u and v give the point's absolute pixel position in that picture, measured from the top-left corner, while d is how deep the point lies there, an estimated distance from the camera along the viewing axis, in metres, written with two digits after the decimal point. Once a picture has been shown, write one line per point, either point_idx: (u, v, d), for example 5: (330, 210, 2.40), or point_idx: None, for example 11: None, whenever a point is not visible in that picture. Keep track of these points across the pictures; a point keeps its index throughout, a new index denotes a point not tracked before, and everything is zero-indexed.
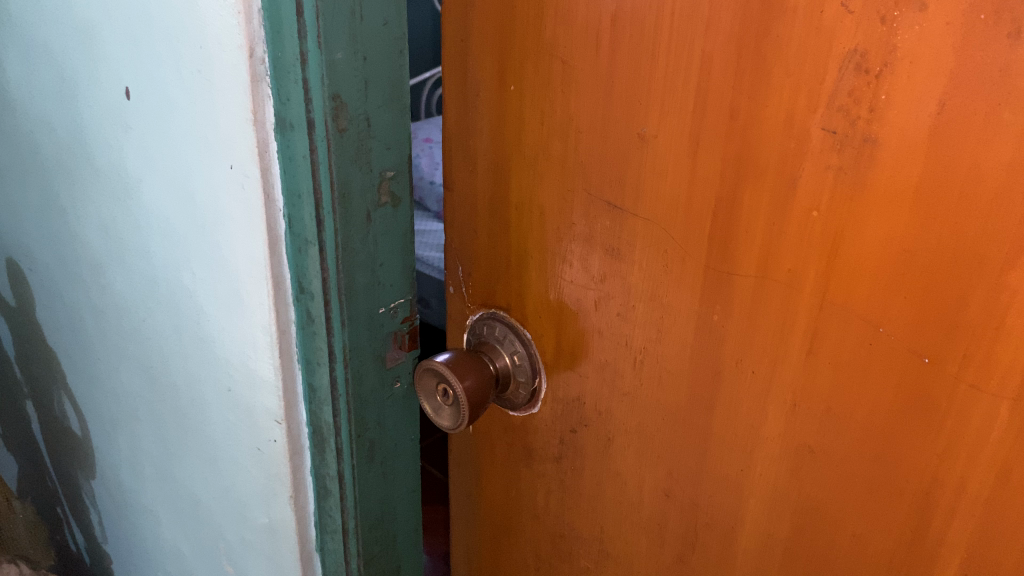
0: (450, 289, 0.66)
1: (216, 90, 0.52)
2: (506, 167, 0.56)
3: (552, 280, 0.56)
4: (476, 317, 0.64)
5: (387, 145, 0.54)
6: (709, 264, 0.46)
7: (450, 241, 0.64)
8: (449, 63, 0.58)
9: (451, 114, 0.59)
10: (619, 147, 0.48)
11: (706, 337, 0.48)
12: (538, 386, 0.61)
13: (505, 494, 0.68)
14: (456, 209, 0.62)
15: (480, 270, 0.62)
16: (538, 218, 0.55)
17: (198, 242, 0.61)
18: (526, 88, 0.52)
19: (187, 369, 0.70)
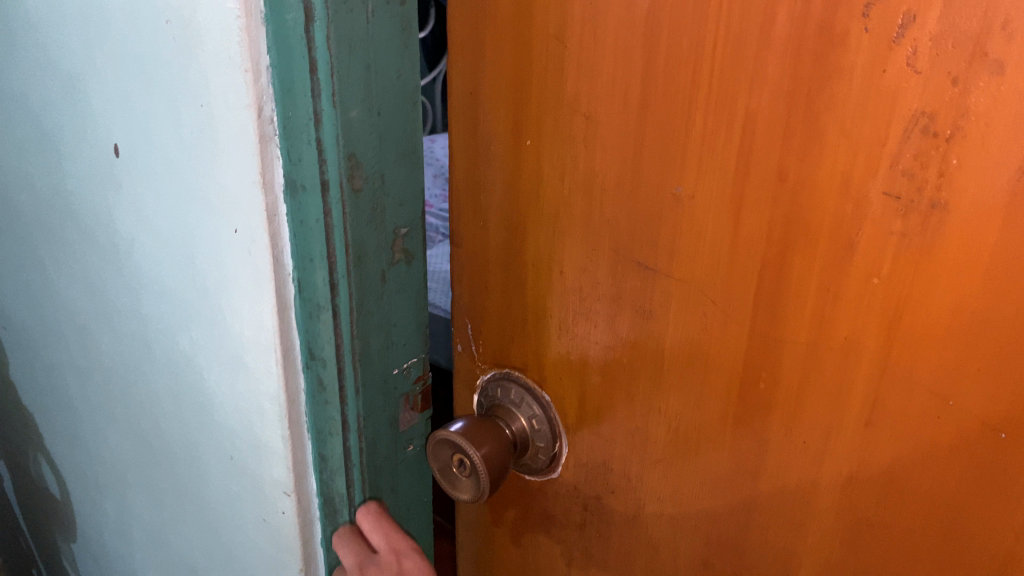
0: (458, 348, 0.63)
1: (221, 150, 0.49)
2: (521, 224, 0.53)
3: (574, 341, 0.53)
4: (487, 378, 0.61)
5: (400, 202, 0.52)
6: (754, 327, 0.43)
7: (458, 300, 0.61)
8: (456, 115, 0.55)
9: (458, 168, 0.56)
10: (651, 206, 0.45)
11: (751, 405, 0.45)
12: (558, 451, 0.57)
13: (521, 559, 0.65)
14: (463, 266, 0.59)
15: (491, 330, 0.59)
16: (558, 278, 0.52)
17: (198, 306, 0.58)
18: (543, 144, 0.49)
19: (183, 435, 0.67)
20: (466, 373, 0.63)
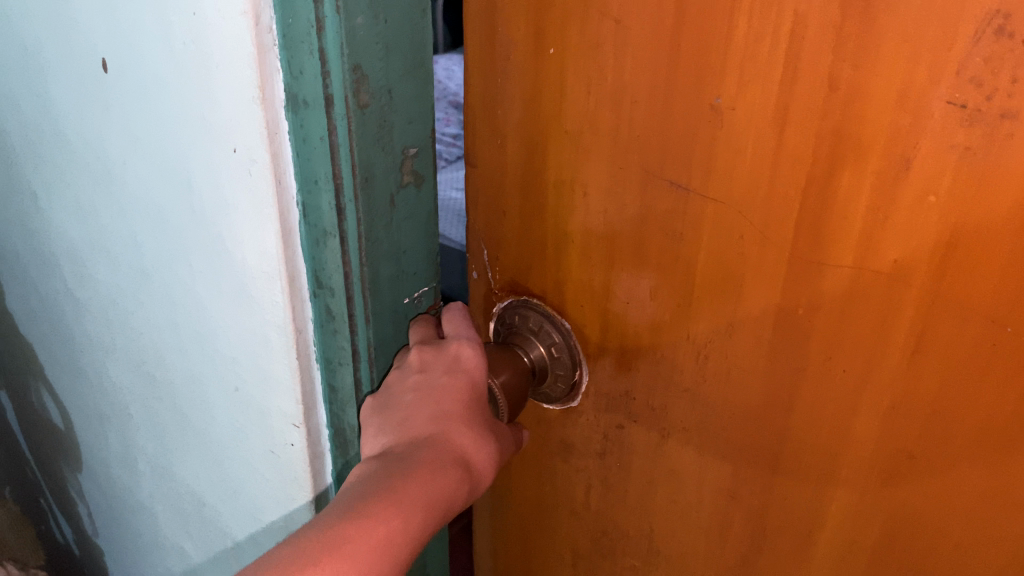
0: (473, 275, 0.61)
1: (215, 65, 0.45)
2: (540, 141, 0.50)
3: (596, 266, 0.50)
4: (504, 305, 0.58)
5: (409, 119, 0.48)
6: (795, 252, 0.40)
7: (473, 224, 0.58)
8: (470, 24, 0.51)
9: (473, 83, 0.53)
10: (685, 120, 0.42)
11: (788, 333, 0.43)
12: (578, 380, 0.55)
13: (537, 488, 0.63)
14: (478, 187, 0.56)
15: (509, 254, 0.56)
16: (580, 199, 0.49)
17: (196, 233, 0.55)
18: (567, 53, 0.46)
19: (185, 366, 0.65)
20: (481, 301, 0.61)
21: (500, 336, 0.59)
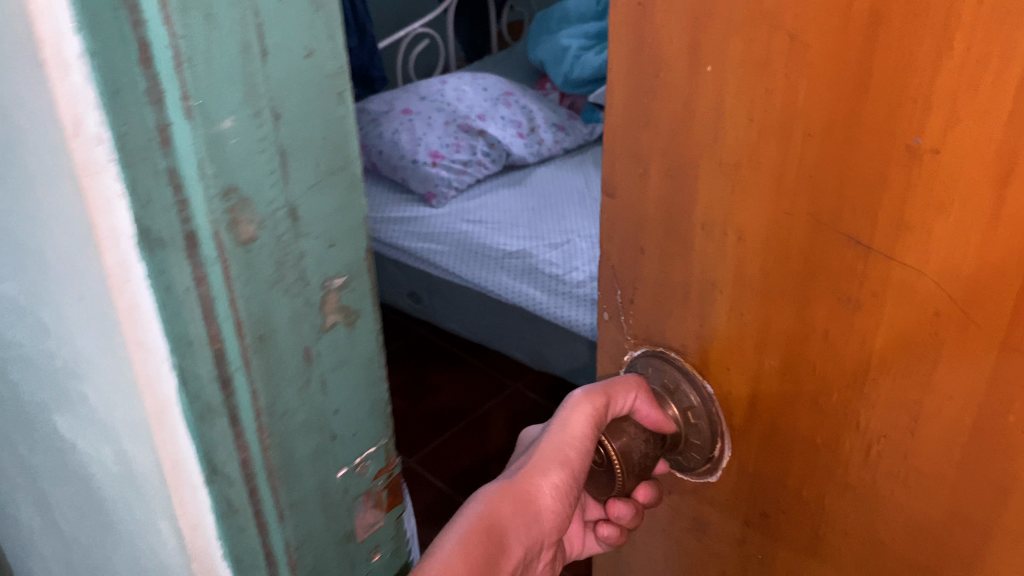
0: (602, 315, 0.52)
1: (41, 190, 0.37)
2: (690, 174, 0.41)
3: (745, 325, 0.42)
4: (639, 352, 0.50)
5: (331, 243, 0.42)
6: (1010, 341, 0.31)
7: (604, 258, 0.50)
8: (614, 32, 0.42)
9: (614, 102, 0.44)
10: (875, 162, 0.33)
11: (989, 441, 0.33)
12: (717, 454, 0.47)
13: (664, 561, 0.56)
14: (616, 221, 0.47)
15: (646, 300, 0.47)
16: (734, 246, 0.40)
17: (56, 388, 0.47)
18: (730, 71, 0.37)
19: (71, 521, 0.57)
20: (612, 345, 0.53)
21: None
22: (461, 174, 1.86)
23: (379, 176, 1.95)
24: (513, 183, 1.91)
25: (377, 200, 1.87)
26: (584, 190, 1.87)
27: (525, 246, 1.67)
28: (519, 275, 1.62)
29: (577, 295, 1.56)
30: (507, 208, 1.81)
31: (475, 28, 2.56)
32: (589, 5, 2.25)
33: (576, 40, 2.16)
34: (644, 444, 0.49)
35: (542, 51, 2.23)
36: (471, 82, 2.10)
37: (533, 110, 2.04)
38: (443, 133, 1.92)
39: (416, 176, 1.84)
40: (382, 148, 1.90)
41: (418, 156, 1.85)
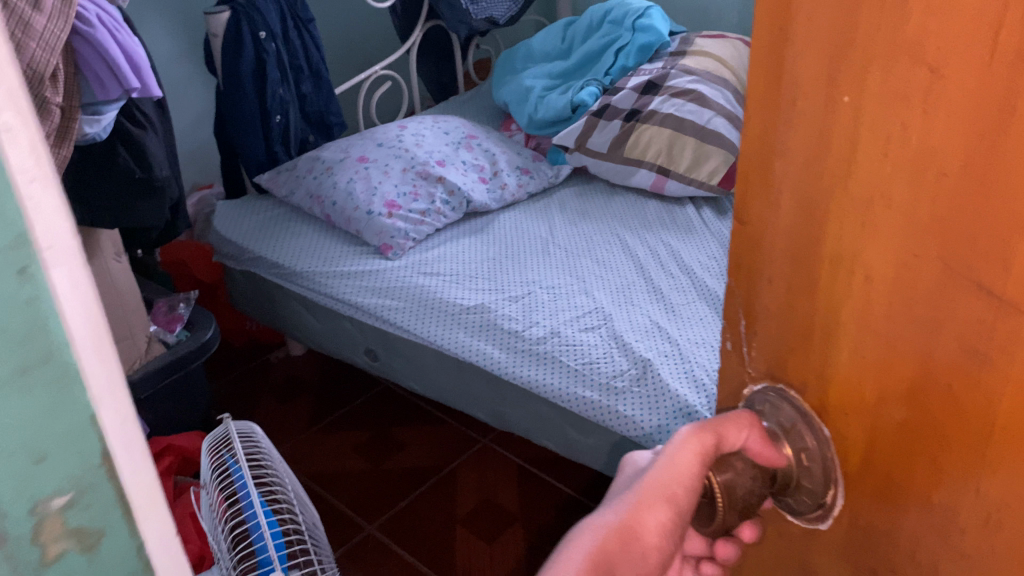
0: (726, 345, 0.50)
1: None
2: (821, 204, 0.39)
3: (867, 368, 0.39)
4: (757, 388, 0.47)
5: (38, 457, 0.31)
6: None
7: (733, 286, 0.48)
8: (756, 53, 0.40)
9: (751, 125, 0.42)
10: (1012, 211, 0.30)
11: None
12: (829, 502, 0.44)
13: None
14: (749, 249, 0.45)
15: (769, 334, 0.45)
16: (861, 284, 0.38)
17: None
18: (866, 103, 0.34)
19: None
20: (730, 378, 0.50)
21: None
22: (420, 224, 1.61)
23: (327, 227, 1.67)
24: (475, 232, 1.66)
25: (317, 254, 1.59)
26: (551, 236, 1.63)
27: (483, 299, 1.41)
28: (476, 331, 1.36)
29: (541, 352, 1.29)
30: (467, 257, 1.56)
31: (441, 66, 2.29)
32: (554, 43, 2.13)
33: (538, 81, 2.03)
34: (751, 480, 0.46)
35: (505, 92, 2.07)
36: (431, 127, 1.85)
37: (497, 154, 1.83)
38: (400, 180, 1.66)
39: (370, 228, 1.57)
40: (333, 200, 1.63)
41: (373, 206, 1.60)
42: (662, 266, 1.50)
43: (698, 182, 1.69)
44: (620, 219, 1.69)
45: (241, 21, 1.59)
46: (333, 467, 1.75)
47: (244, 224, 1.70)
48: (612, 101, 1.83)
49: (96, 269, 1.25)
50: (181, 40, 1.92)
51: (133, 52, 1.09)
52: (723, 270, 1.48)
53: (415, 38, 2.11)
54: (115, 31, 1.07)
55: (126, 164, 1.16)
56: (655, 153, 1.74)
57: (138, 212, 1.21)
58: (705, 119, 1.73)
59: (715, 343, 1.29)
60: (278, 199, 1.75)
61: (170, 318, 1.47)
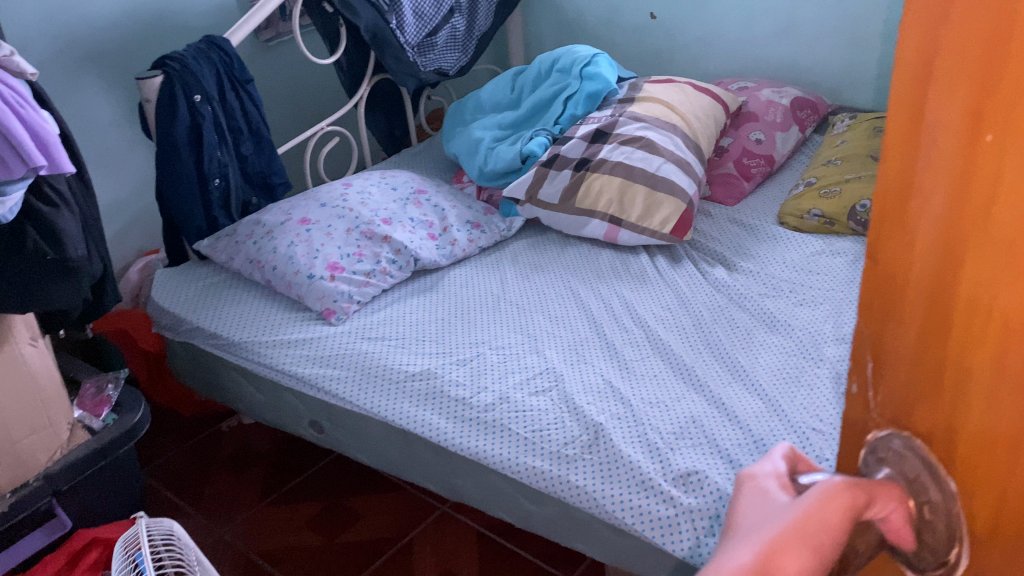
0: (852, 388, 0.47)
1: None
2: (958, 248, 0.36)
3: (1006, 419, 0.35)
4: (880, 436, 0.43)
5: None
6: None
7: (862, 327, 0.44)
8: (901, 89, 0.38)
9: (890, 161, 0.40)
10: None
11: None
12: (953, 562, 0.39)
13: None
14: (882, 293, 0.42)
15: (897, 381, 0.41)
16: (998, 331, 0.35)
17: None
18: (1012, 140, 0.32)
19: None
20: (854, 425, 0.47)
21: (869, 471, 0.44)
22: (365, 286, 1.53)
23: (270, 292, 1.57)
24: (423, 291, 1.58)
25: (255, 323, 1.49)
26: (502, 292, 1.56)
27: (429, 365, 1.32)
28: (421, 400, 1.27)
29: (488, 421, 1.20)
30: (412, 320, 1.47)
31: (392, 119, 2.24)
32: (503, 94, 2.09)
33: (487, 132, 1.99)
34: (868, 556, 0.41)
35: (455, 144, 2.03)
36: (377, 184, 1.79)
37: (447, 210, 1.76)
38: (343, 242, 1.58)
39: (311, 292, 1.49)
40: (273, 265, 1.54)
41: (314, 270, 1.51)
42: (615, 319, 1.42)
43: (650, 231, 1.65)
44: (575, 271, 1.63)
45: (175, 85, 1.53)
46: (278, 543, 1.63)
47: (184, 293, 1.60)
48: (561, 151, 1.79)
49: (6, 356, 1.12)
50: (121, 103, 1.84)
51: (41, 130, 1.01)
52: (677, 322, 1.40)
53: (362, 93, 2.07)
54: (19, 108, 1.00)
55: (37, 246, 1.05)
56: (606, 202, 1.69)
57: (52, 297, 1.09)
58: (655, 166, 1.69)
59: (669, 403, 1.20)
60: (219, 264, 1.66)
61: (97, 400, 1.32)
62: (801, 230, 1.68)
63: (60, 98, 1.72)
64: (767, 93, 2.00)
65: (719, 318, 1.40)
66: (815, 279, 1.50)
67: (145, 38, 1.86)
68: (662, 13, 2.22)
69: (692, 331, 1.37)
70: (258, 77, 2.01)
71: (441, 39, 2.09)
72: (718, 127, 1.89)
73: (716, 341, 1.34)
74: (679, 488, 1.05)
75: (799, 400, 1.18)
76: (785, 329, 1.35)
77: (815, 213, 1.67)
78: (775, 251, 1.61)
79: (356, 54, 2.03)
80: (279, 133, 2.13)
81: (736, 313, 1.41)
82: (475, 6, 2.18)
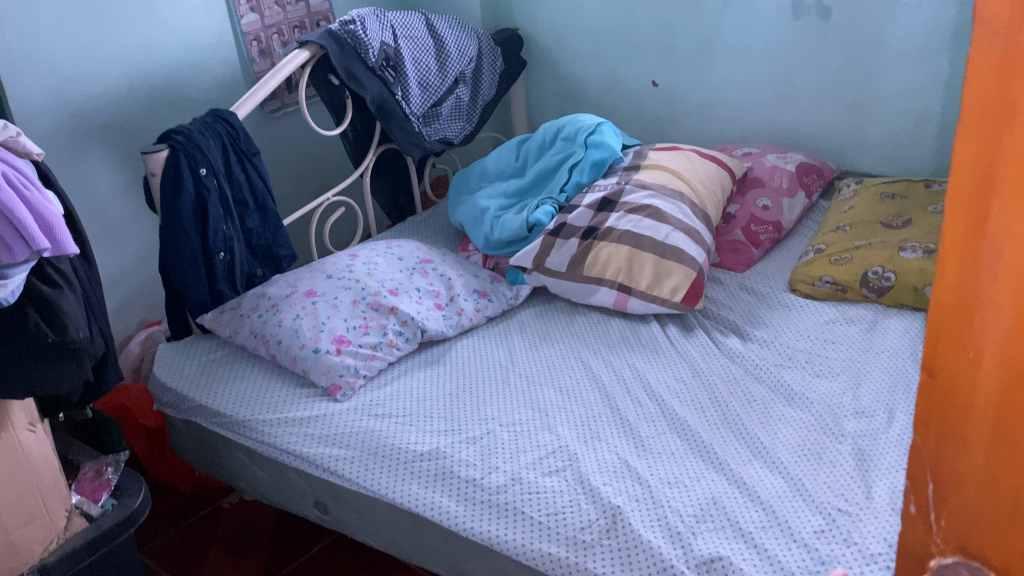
0: (903, 509, 0.42)
1: None
2: None
3: None
4: (945, 563, 0.40)
5: None
6: None
7: (912, 449, 0.40)
8: (951, 212, 0.36)
9: (941, 281, 0.37)
10: None
11: None
12: None
13: None
14: (941, 420, 0.38)
15: (967, 507, 0.38)
16: None
17: None
18: None
19: None
20: (903, 547, 0.42)
21: None
22: (372, 359, 1.50)
23: (275, 367, 1.54)
24: (430, 364, 1.55)
25: (260, 400, 1.46)
26: (511, 364, 1.53)
27: (438, 444, 1.29)
28: (430, 481, 1.23)
29: (501, 503, 1.16)
30: (420, 395, 1.44)
31: (397, 187, 2.24)
32: (508, 162, 2.09)
33: (493, 201, 1.98)
34: None
35: (461, 213, 2.03)
36: (384, 254, 1.77)
37: (453, 279, 1.74)
38: (350, 313, 1.56)
39: (316, 367, 1.46)
40: (278, 339, 1.52)
41: (320, 344, 1.49)
42: (629, 393, 1.39)
43: (661, 298, 1.62)
44: (585, 341, 1.60)
45: (181, 158, 1.53)
46: None
47: (187, 370, 1.57)
48: (568, 219, 1.77)
49: (4, 445, 1.09)
50: (124, 175, 1.84)
51: (45, 214, 1.02)
52: (693, 395, 1.37)
53: (368, 162, 2.07)
54: (24, 190, 1.01)
55: (39, 327, 1.03)
56: (615, 270, 1.67)
57: (52, 382, 1.06)
58: (663, 234, 1.68)
59: (688, 483, 1.16)
60: (223, 338, 1.64)
61: (96, 485, 1.29)
62: (814, 297, 1.66)
63: (62, 171, 1.72)
64: (772, 159, 1.99)
65: (736, 391, 1.38)
66: (830, 349, 1.47)
67: (151, 111, 1.87)
68: (664, 81, 2.23)
69: (708, 405, 1.34)
70: (263, 148, 2.02)
71: (446, 109, 2.10)
72: (725, 193, 1.88)
73: (734, 417, 1.31)
74: (702, 575, 1.01)
75: (821, 479, 1.15)
76: (804, 404, 1.33)
77: (827, 280, 1.64)
78: (788, 320, 1.58)
79: (361, 124, 2.03)
80: (283, 203, 2.13)
81: (753, 386, 1.39)
82: (479, 76, 2.21)
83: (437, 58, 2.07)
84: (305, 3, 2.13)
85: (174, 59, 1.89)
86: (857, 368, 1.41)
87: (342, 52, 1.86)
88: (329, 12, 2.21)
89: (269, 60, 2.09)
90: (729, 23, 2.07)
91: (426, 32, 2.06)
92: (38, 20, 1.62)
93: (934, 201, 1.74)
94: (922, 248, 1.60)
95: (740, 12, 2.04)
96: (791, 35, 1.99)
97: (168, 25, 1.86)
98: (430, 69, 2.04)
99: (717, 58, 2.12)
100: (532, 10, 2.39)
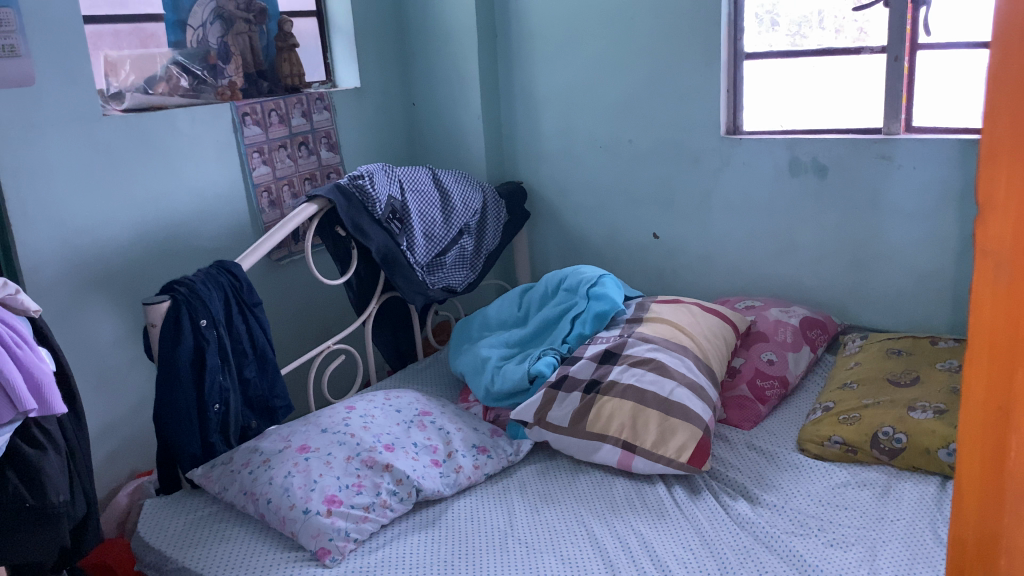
0: None
1: None
2: None
3: None
4: None
5: None
6: None
7: None
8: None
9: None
10: None
11: None
12: None
13: None
14: None
15: None
16: None
17: None
18: None
19: None
20: None
21: None
22: (364, 521, 1.44)
23: (263, 527, 1.48)
24: (425, 527, 1.48)
25: (245, 564, 1.40)
26: (510, 528, 1.46)
27: None
28: None
29: None
30: (413, 562, 1.37)
31: (400, 334, 2.23)
32: (510, 311, 2.09)
33: (494, 351, 1.96)
34: None
35: (462, 363, 2.00)
36: (382, 405, 1.74)
37: (452, 433, 1.70)
38: (343, 471, 1.51)
39: (305, 529, 1.40)
40: (267, 498, 1.46)
41: (311, 504, 1.43)
42: (633, 562, 1.33)
43: (666, 458, 1.57)
44: (587, 503, 1.54)
45: (181, 310, 1.52)
46: None
47: (172, 528, 1.51)
48: (570, 372, 1.75)
49: None
50: (125, 323, 1.83)
51: (35, 373, 1.00)
52: (700, 565, 1.31)
53: (370, 310, 2.07)
54: (16, 349, 1.00)
55: (16, 491, 1.00)
56: (618, 426, 1.63)
57: (24, 549, 1.02)
58: (667, 390, 1.65)
59: None
60: (213, 495, 1.58)
61: None
62: (822, 458, 1.60)
63: (66, 321, 1.72)
64: (775, 313, 1.98)
65: (746, 562, 1.31)
66: (844, 515, 1.41)
67: (158, 259, 1.89)
68: (665, 233, 2.26)
69: None
70: (267, 295, 2.03)
71: (450, 259, 2.11)
72: (729, 347, 1.86)
73: None
74: None
75: None
76: None
77: (835, 439, 1.59)
78: (799, 483, 1.52)
79: (365, 273, 2.04)
80: (284, 350, 2.11)
81: (764, 556, 1.32)
82: (483, 227, 2.24)
83: (442, 210, 2.11)
84: (317, 156, 2.20)
85: (186, 209, 1.93)
86: (873, 537, 1.34)
87: (349, 205, 1.90)
88: (339, 165, 2.28)
89: (279, 210, 2.13)
90: (728, 179, 2.11)
91: (433, 185, 2.11)
92: (54, 174, 1.67)
93: (942, 358, 1.72)
94: (933, 408, 1.56)
95: (738, 168, 2.09)
96: (789, 192, 2.03)
97: (182, 177, 1.91)
98: (435, 221, 2.07)
99: (717, 211, 2.15)
100: (536, 164, 2.46)
